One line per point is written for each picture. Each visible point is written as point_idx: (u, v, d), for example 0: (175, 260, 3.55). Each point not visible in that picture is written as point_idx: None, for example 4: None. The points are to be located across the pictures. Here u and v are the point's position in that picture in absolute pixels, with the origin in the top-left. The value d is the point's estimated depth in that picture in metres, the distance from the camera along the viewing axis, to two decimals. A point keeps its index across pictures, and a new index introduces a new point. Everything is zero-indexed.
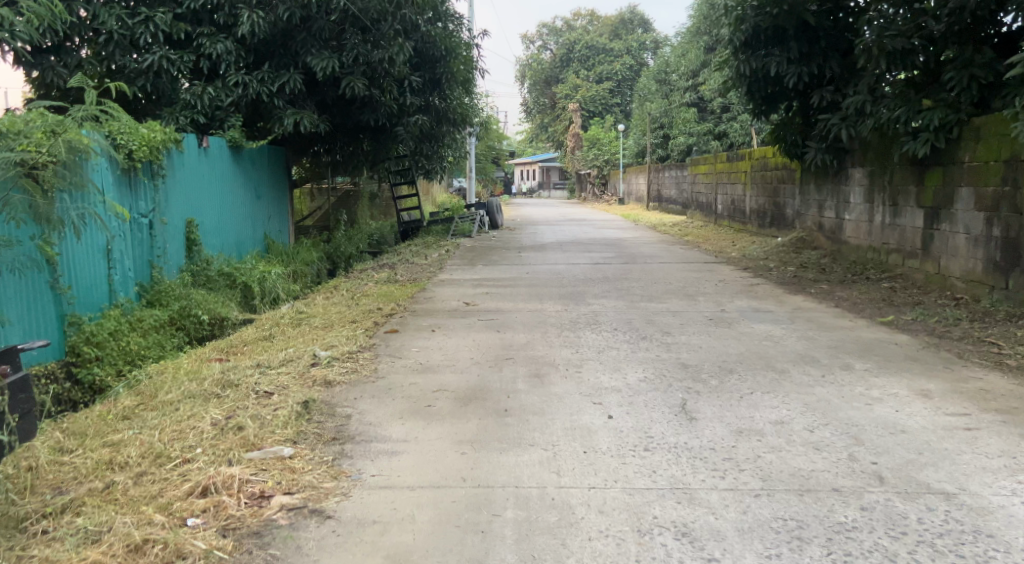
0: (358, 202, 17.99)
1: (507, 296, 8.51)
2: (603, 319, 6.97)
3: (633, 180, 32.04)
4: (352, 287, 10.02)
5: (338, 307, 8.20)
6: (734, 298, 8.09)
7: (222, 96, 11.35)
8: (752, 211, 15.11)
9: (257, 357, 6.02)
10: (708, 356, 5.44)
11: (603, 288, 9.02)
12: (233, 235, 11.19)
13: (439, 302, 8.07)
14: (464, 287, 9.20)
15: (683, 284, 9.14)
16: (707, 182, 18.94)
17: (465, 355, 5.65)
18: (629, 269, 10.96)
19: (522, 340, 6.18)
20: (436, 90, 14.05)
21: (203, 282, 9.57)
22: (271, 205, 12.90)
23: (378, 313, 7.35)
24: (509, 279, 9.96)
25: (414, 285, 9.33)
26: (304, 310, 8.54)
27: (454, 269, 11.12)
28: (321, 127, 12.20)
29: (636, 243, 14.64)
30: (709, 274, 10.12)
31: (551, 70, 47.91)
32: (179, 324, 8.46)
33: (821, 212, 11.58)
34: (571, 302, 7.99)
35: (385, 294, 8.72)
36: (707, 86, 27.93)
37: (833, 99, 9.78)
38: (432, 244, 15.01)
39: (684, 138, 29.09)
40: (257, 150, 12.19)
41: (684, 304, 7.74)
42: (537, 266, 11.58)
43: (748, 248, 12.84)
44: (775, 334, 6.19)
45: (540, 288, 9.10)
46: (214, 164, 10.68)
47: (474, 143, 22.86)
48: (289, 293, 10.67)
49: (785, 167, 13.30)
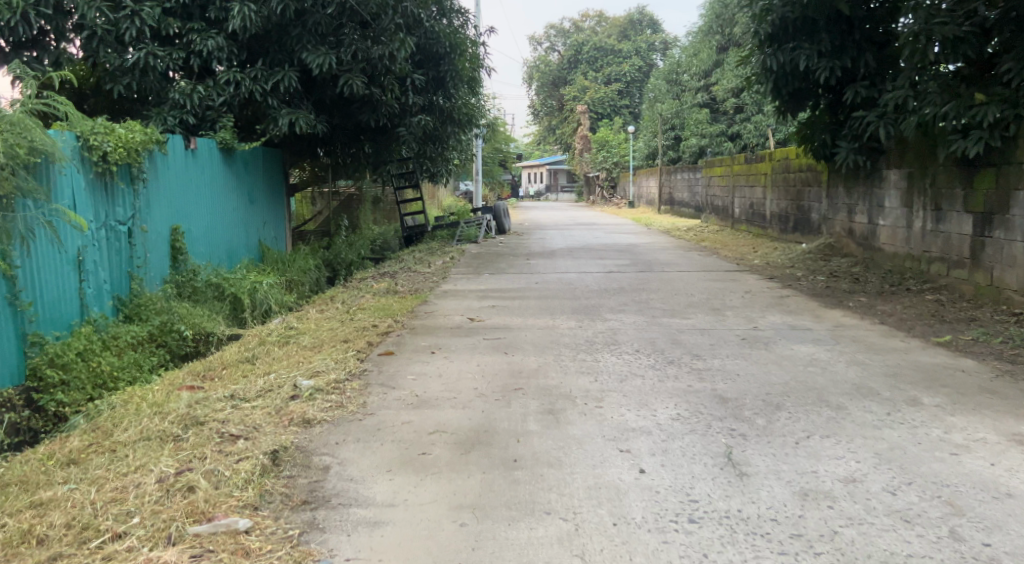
0: (360, 206, 17.31)
1: (516, 310, 7.81)
2: (624, 338, 6.26)
3: (643, 183, 31.30)
4: (348, 299, 9.31)
5: (332, 323, 7.50)
6: (766, 313, 7.37)
7: (214, 95, 10.69)
8: (773, 216, 14.37)
9: (233, 384, 5.31)
10: (749, 387, 4.74)
11: (621, 301, 8.29)
12: (224, 242, 10.48)
13: (441, 318, 7.37)
14: (470, 300, 8.51)
15: (708, 297, 8.41)
16: (723, 186, 18.22)
17: (468, 383, 4.96)
18: (647, 278, 10.22)
19: (533, 364, 5.48)
20: (441, 89, 13.36)
21: (189, 294, 8.88)
22: (266, 211, 12.20)
23: (374, 330, 6.65)
24: (516, 290, 9.25)
25: (415, 297, 8.63)
26: (295, 326, 7.83)
27: (459, 278, 10.43)
28: (318, 128, 11.52)
29: (650, 249, 13.90)
30: (734, 284, 9.38)
31: (559, 71, 47.20)
32: (159, 341, 7.78)
33: (851, 217, 10.84)
34: (586, 318, 7.28)
35: (383, 308, 8.03)
36: (720, 87, 27.19)
37: (869, 94, 9.05)
38: (437, 251, 14.32)
39: (696, 139, 28.23)
40: (251, 153, 11.50)
41: (711, 320, 7.02)
42: (548, 274, 10.88)
43: (771, 255, 12.09)
44: (820, 359, 5.48)
45: (552, 301, 8.40)
46: (203, 166, 9.98)
47: (480, 144, 22.15)
48: (281, 303, 9.96)
49: (810, 169, 12.58)
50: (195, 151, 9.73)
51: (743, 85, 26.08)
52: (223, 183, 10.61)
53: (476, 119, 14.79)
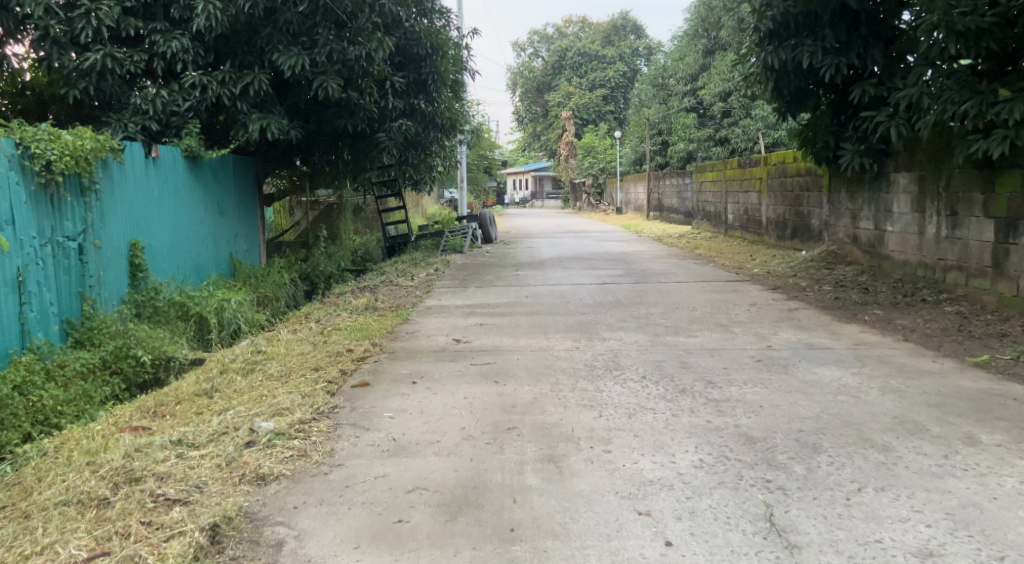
0: (339, 216, 16.61)
1: (506, 328, 7.16)
2: (626, 362, 5.65)
3: (630, 190, 30.74)
4: (322, 318, 8.63)
5: (304, 347, 6.83)
6: (778, 329, 6.78)
7: (179, 100, 10.02)
8: (771, 222, 13.80)
9: (185, 425, 4.65)
10: (777, 422, 4.14)
11: (618, 316, 7.67)
12: (190, 257, 9.81)
13: (422, 339, 6.71)
14: (454, 317, 7.86)
15: (712, 311, 7.82)
16: (715, 191, 17.65)
17: (454, 420, 4.32)
18: (643, 290, 9.61)
19: (527, 395, 4.83)
20: (423, 93, 12.69)
21: (148, 315, 8.19)
22: (237, 224, 11.53)
23: (348, 356, 5.99)
24: (505, 305, 8.60)
25: (395, 315, 7.97)
26: (261, 350, 7.16)
27: (444, 292, 9.77)
28: (291, 134, 10.85)
29: (643, 258, 13.29)
30: (737, 296, 8.81)
31: (542, 77, 46.64)
32: (114, 368, 7.13)
33: (856, 223, 10.28)
34: (583, 336, 6.65)
35: (358, 328, 7.35)
36: (707, 91, 26.71)
37: (877, 92, 8.42)
38: (420, 262, 13.66)
39: (684, 144, 27.58)
40: (220, 162, 10.84)
41: (720, 338, 6.42)
42: (537, 287, 10.24)
43: (770, 264, 11.52)
44: (850, 385, 4.89)
45: (544, 317, 7.75)
46: (165, 176, 9.28)
47: (464, 152, 21.49)
48: (251, 322, 9.27)
49: (809, 173, 12.01)
50: (157, 160, 9.08)
51: (731, 87, 25.50)
52: (190, 194, 9.95)
53: (459, 125, 14.15)
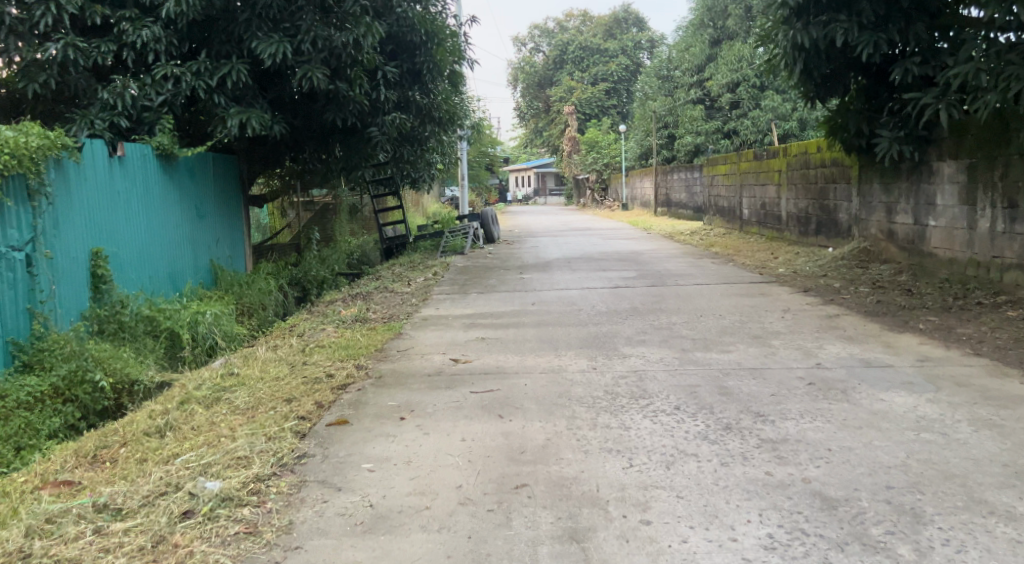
0: (333, 218, 15.74)
1: (511, 344, 6.28)
2: (653, 388, 4.78)
3: (636, 185, 29.83)
4: (306, 332, 7.73)
5: (281, 370, 5.96)
6: (824, 341, 5.90)
7: (151, 95, 9.17)
8: (792, 217, 12.89)
9: (120, 481, 3.81)
10: (856, 474, 3.30)
11: (637, 328, 6.79)
12: (165, 265, 8.98)
13: (415, 359, 5.82)
14: (453, 331, 6.98)
15: (743, 319, 6.94)
16: (728, 185, 16.76)
17: (448, 474, 3.46)
18: (662, 295, 8.74)
19: (537, 435, 3.97)
20: (417, 83, 11.77)
21: (112, 333, 7.34)
22: (219, 228, 10.68)
23: (326, 384, 5.12)
24: (509, 315, 7.72)
25: (386, 329, 7.10)
26: (235, 373, 6.29)
27: (442, 300, 8.91)
28: (274, 129, 9.98)
29: (657, 258, 12.40)
30: (767, 301, 7.93)
31: (544, 72, 45.61)
32: (67, 396, 6.30)
33: (892, 217, 9.39)
34: (599, 354, 5.77)
35: (344, 345, 6.48)
36: (714, 82, 25.83)
37: (922, 72, 7.55)
38: (418, 265, 12.79)
39: (691, 137, 26.66)
40: (198, 161, 9.99)
41: (759, 356, 5.54)
42: (544, 292, 9.38)
43: (796, 263, 10.64)
44: (930, 416, 4.04)
45: (554, 330, 6.87)
46: (132, 176, 8.41)
47: (464, 148, 20.60)
48: (228, 337, 8.38)
49: (836, 163, 11.11)
50: (123, 159, 8.24)
51: (739, 79, 25.00)
52: (163, 196, 9.11)
53: (458, 119, 13.25)
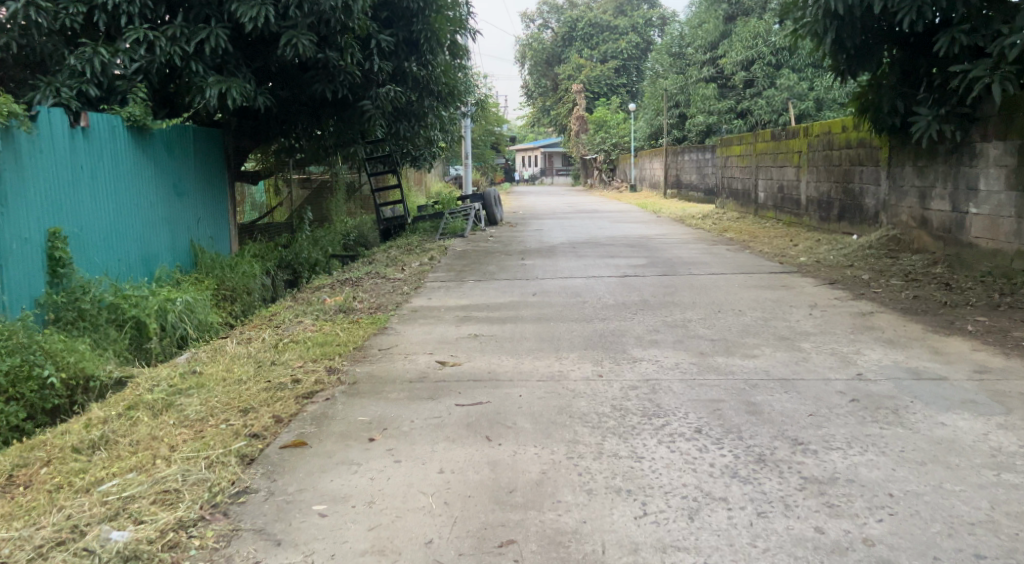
0: (328, 197, 15.02)
1: (507, 344, 5.57)
2: (669, 403, 4.07)
3: (645, 166, 29.00)
4: (283, 323, 7.03)
5: (246, 371, 5.27)
6: (861, 345, 5.19)
7: (123, 61, 8.46)
8: (813, 201, 12.13)
9: (21, 517, 3.16)
10: (929, 534, 2.70)
11: (648, 326, 6.07)
12: (137, 246, 8.29)
13: (397, 361, 5.12)
14: (443, 326, 6.28)
15: (767, 317, 6.22)
16: (743, 167, 15.99)
17: (423, 529, 2.84)
18: (674, 286, 8.01)
19: (529, 467, 3.28)
20: (414, 54, 10.98)
21: (69, 322, 6.65)
22: (201, 206, 9.97)
23: (290, 393, 4.43)
24: (508, 307, 7.02)
25: (369, 323, 6.41)
26: (199, 371, 5.60)
27: (436, 289, 8.22)
28: (257, 100, 9.29)
29: (669, 245, 11.65)
30: (793, 296, 7.20)
31: (553, 49, 44.51)
32: (10, 395, 5.62)
33: (926, 203, 8.64)
34: (606, 358, 5.05)
35: (321, 343, 5.78)
36: (728, 60, 24.99)
37: (971, 41, 6.79)
38: (416, 248, 12.08)
39: (703, 116, 25.80)
40: (175, 133, 9.27)
41: (790, 363, 4.82)
42: (547, 281, 8.67)
43: (819, 252, 9.91)
44: (1008, 449, 3.34)
45: (556, 327, 6.16)
46: (98, 150, 7.70)
47: (468, 125, 19.81)
48: (200, 327, 7.68)
49: (862, 144, 10.34)
50: (87, 130, 7.51)
51: (754, 56, 24.35)
52: (136, 171, 8.40)
53: (459, 93, 12.47)
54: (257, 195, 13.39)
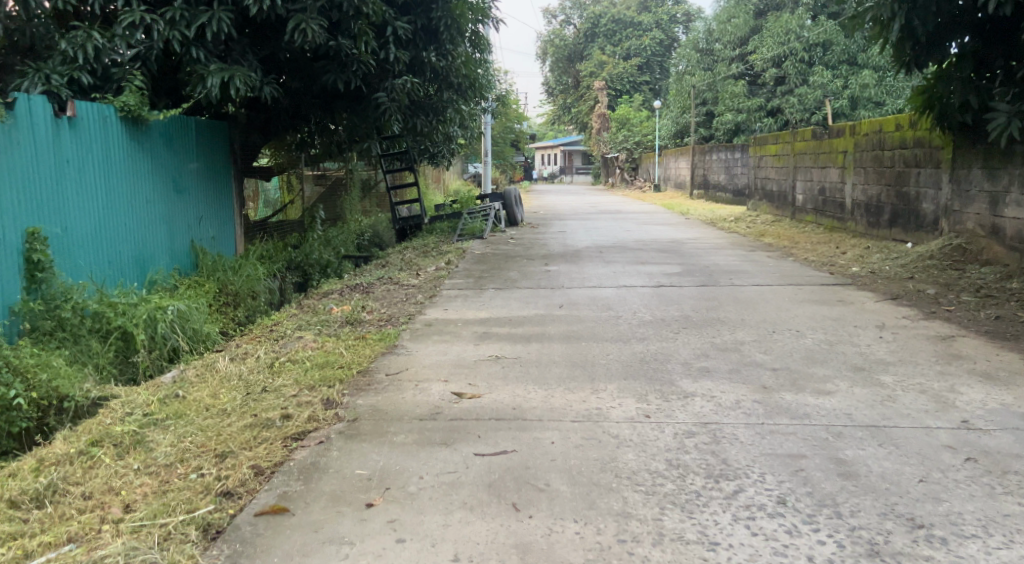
0: (343, 194, 14.33)
1: (533, 370, 4.82)
2: (738, 459, 3.31)
3: (670, 165, 28.14)
4: (283, 336, 6.30)
5: (232, 399, 4.52)
6: (955, 381, 4.41)
7: (120, 47, 7.77)
8: (859, 205, 11.30)
9: None
10: None
11: (695, 349, 5.29)
12: (129, 247, 7.60)
13: (406, 391, 4.37)
14: (460, 346, 5.54)
15: (831, 341, 5.44)
16: (779, 167, 15.14)
17: None
18: (717, 299, 7.22)
19: (571, 557, 2.63)
20: (433, 43, 10.21)
21: (46, 332, 5.96)
22: (203, 204, 9.28)
23: (277, 433, 3.68)
24: (533, 323, 6.26)
25: (377, 340, 5.69)
26: (181, 395, 4.85)
27: (453, 298, 7.48)
28: (263, 91, 8.59)
29: (703, 250, 10.82)
30: (854, 314, 6.39)
31: (575, 45, 43.55)
32: None
33: (997, 210, 7.90)
34: (652, 393, 4.28)
35: (320, 365, 5.03)
36: (758, 56, 24.07)
37: None
38: (433, 250, 11.36)
39: (731, 114, 24.90)
40: (176, 125, 8.59)
41: (874, 403, 4.05)
42: (575, 290, 7.91)
43: (871, 261, 9.10)
44: None
45: (589, 349, 5.39)
46: (87, 142, 6.99)
47: (488, 121, 19.06)
48: (194, 337, 6.95)
49: (919, 144, 9.52)
50: (75, 120, 6.84)
51: (786, 52, 23.39)
52: (131, 166, 7.72)
53: (481, 86, 11.71)
54: (271, 192, 12.56)
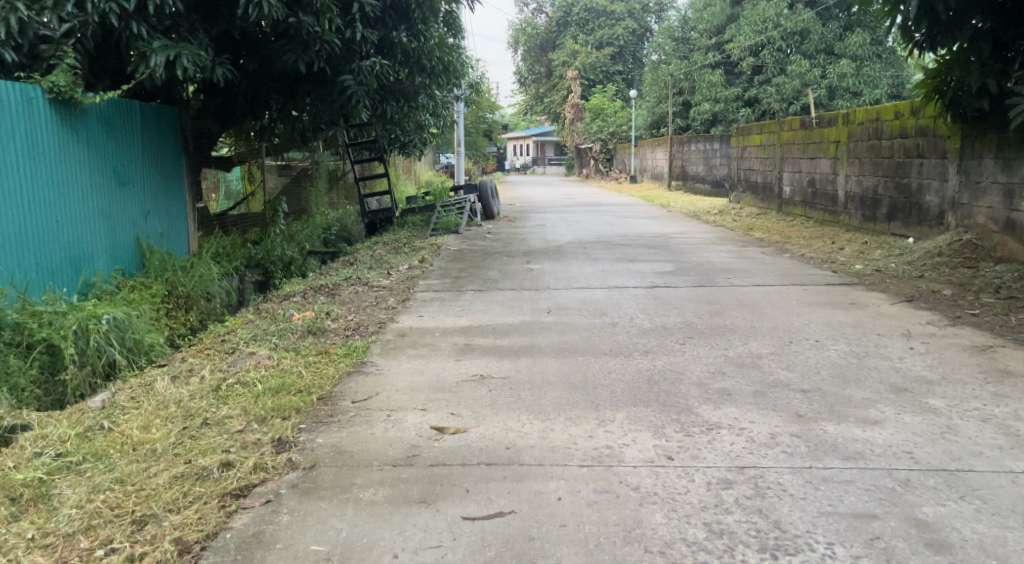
0: (309, 186, 13.51)
1: (525, 395, 4.11)
2: (793, 521, 2.71)
3: (646, 156, 27.57)
4: (235, 350, 5.54)
5: (165, 436, 3.80)
6: (1017, 406, 3.78)
7: (52, 22, 6.99)
8: (853, 197, 10.72)
9: None
10: None
11: (708, 365, 4.63)
12: (62, 246, 6.82)
13: (374, 426, 3.66)
14: (438, 363, 4.82)
15: (859, 354, 4.80)
16: (764, 157, 14.54)
17: None
18: (719, 302, 6.58)
19: None
20: (405, 22, 9.39)
21: None
22: (150, 197, 8.46)
23: (210, 490, 3.02)
24: (520, 333, 5.57)
25: (343, 357, 4.96)
26: (107, 429, 4.12)
27: (428, 302, 6.76)
28: (214, 71, 7.81)
29: (693, 246, 10.18)
30: (873, 320, 5.77)
31: (547, 34, 42.68)
32: None
33: (1012, 202, 7.31)
34: (670, 425, 3.60)
35: (274, 390, 4.29)
36: (735, 45, 23.48)
37: None
38: (404, 247, 10.60)
39: (709, 104, 24.21)
40: (117, 110, 7.77)
41: (934, 435, 3.39)
42: (561, 292, 7.23)
43: (875, 258, 8.52)
44: None
45: (587, 365, 4.69)
46: (6, 126, 6.21)
47: (461, 110, 18.26)
48: (135, 349, 6.12)
49: (922, 132, 8.93)
50: None
51: (763, 41, 22.78)
52: (63, 155, 6.91)
53: (455, 70, 10.93)
54: (234, 182, 11.57)
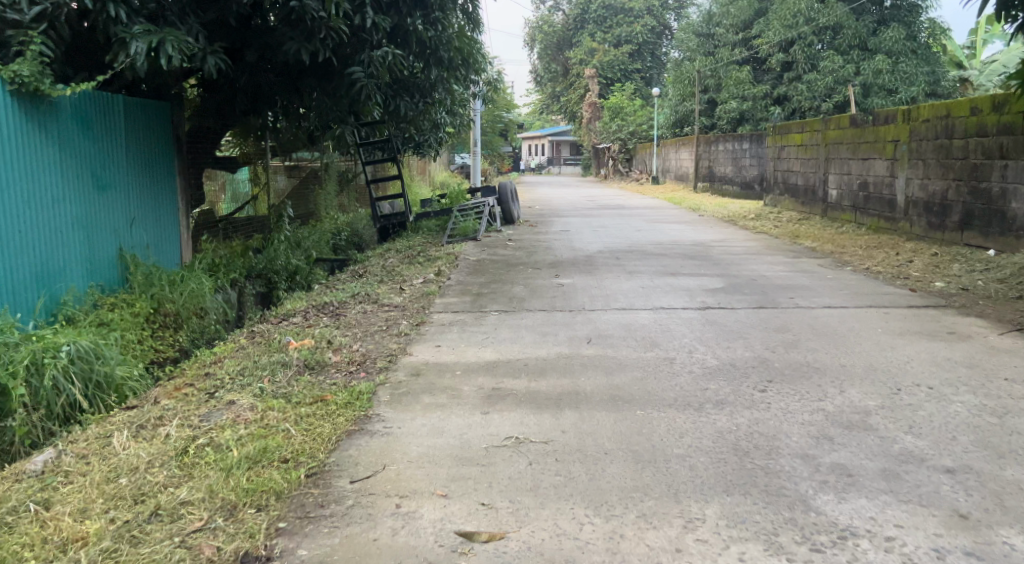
0: (317, 189, 12.56)
1: (577, 473, 3.12)
2: None
3: (670, 156, 26.46)
4: (215, 392, 4.55)
5: (101, 531, 2.83)
6: None
7: (19, 4, 6.05)
8: (915, 203, 9.68)
9: None
10: None
11: (807, 424, 3.63)
12: (25, 262, 5.90)
13: (383, 525, 2.79)
14: (463, 417, 3.84)
15: (995, 409, 3.79)
16: (806, 158, 13.47)
17: None
18: (791, 329, 5.57)
19: None
20: (420, 6, 8.40)
21: None
22: (136, 203, 7.52)
23: None
24: (560, 372, 4.58)
25: (345, 408, 3.95)
26: (33, 513, 3.14)
27: (447, 328, 5.79)
28: (205, 61, 6.84)
29: (738, 257, 9.13)
30: (988, 357, 4.76)
31: (563, 32, 41.54)
32: None
33: None
34: (787, 531, 2.69)
35: (251, 462, 3.30)
36: (763, 40, 22.31)
37: None
38: (418, 256, 9.64)
39: (735, 102, 22.94)
40: (95, 105, 6.84)
41: None
42: (600, 313, 6.23)
43: (955, 272, 7.49)
44: None
45: (651, 424, 3.68)
46: None
47: (478, 107, 17.24)
48: (102, 385, 5.15)
49: (1009, 130, 7.88)
50: None
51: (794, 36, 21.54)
52: (29, 157, 5.99)
53: (475, 62, 9.93)
54: (240, 184, 10.64)
